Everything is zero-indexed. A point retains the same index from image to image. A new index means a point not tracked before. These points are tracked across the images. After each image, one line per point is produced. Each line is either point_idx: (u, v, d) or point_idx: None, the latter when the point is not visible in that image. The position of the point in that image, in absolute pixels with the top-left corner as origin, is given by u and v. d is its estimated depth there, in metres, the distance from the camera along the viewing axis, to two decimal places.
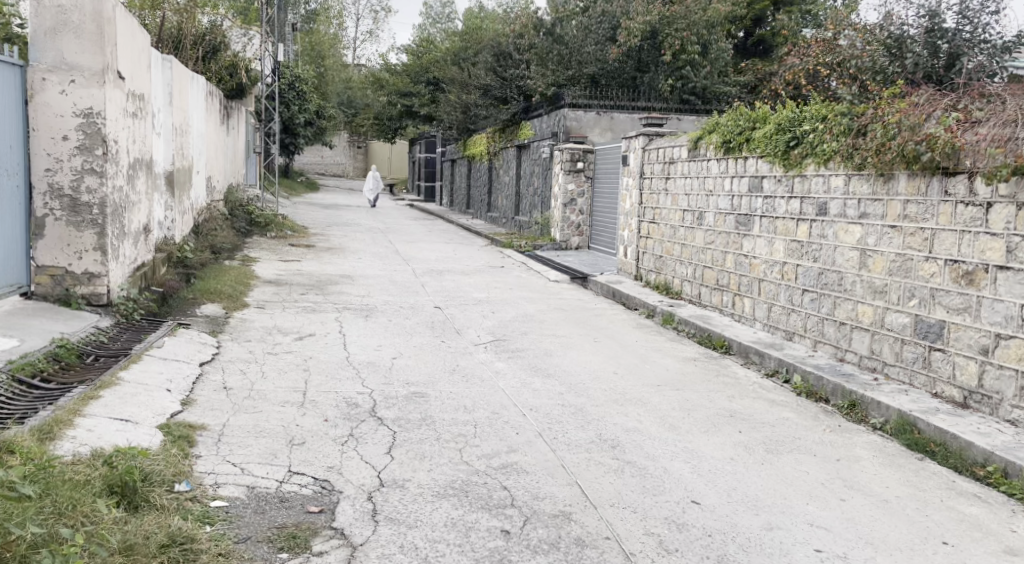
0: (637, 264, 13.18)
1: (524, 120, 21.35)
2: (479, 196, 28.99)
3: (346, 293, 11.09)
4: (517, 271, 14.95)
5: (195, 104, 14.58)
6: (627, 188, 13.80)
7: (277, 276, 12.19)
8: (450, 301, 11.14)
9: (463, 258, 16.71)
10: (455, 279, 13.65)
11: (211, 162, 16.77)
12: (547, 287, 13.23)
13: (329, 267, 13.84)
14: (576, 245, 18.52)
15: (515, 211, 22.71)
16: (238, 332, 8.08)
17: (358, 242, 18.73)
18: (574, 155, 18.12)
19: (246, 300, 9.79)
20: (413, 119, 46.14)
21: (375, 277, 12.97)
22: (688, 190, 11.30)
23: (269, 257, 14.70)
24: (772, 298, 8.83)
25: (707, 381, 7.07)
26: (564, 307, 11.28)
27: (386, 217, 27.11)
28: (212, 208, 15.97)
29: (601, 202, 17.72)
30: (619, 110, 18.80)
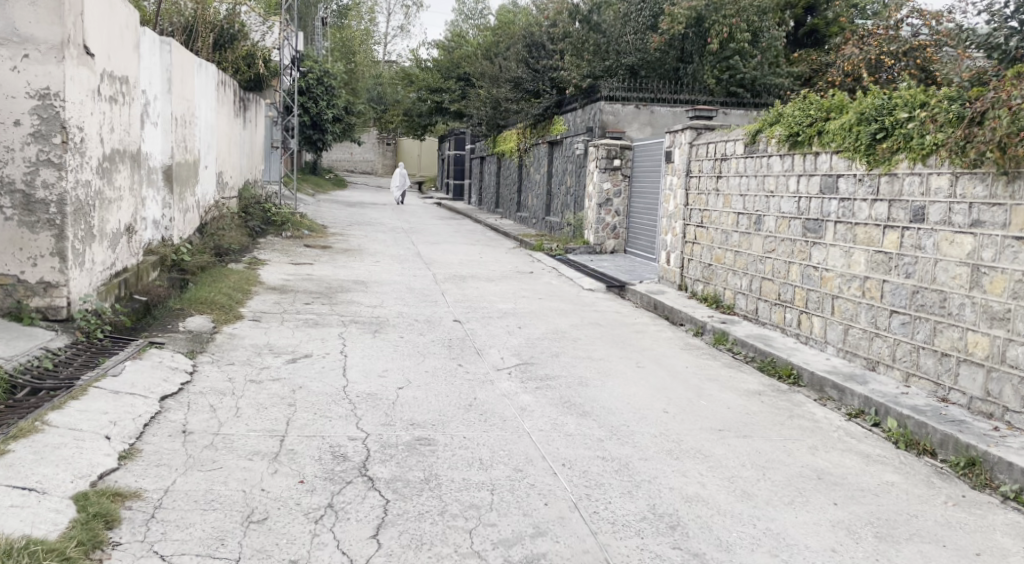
0: (680, 272, 11.95)
1: (558, 114, 20.16)
2: (508, 195, 27.78)
3: (357, 303, 9.94)
4: (547, 277, 13.71)
5: (205, 92, 13.46)
6: (670, 188, 12.52)
7: (284, 281, 11.08)
8: (472, 314, 9.92)
9: (490, 262, 15.50)
10: (478, 286, 12.45)
11: (224, 156, 15.68)
12: (580, 297, 11.98)
13: (343, 272, 12.70)
14: (611, 249, 17.28)
15: (547, 212, 21.46)
16: (224, 350, 6.93)
17: (378, 243, 17.57)
18: (611, 151, 16.82)
19: (241, 311, 8.62)
20: (442, 116, 45.05)
21: (392, 284, 11.79)
22: (744, 190, 10.09)
23: (279, 259, 13.56)
24: (849, 319, 7.67)
25: (779, 426, 5.80)
26: (600, 321, 10.02)
27: (411, 216, 25.94)
28: (222, 206, 14.90)
29: (639, 202, 16.45)
30: (659, 103, 17.46)
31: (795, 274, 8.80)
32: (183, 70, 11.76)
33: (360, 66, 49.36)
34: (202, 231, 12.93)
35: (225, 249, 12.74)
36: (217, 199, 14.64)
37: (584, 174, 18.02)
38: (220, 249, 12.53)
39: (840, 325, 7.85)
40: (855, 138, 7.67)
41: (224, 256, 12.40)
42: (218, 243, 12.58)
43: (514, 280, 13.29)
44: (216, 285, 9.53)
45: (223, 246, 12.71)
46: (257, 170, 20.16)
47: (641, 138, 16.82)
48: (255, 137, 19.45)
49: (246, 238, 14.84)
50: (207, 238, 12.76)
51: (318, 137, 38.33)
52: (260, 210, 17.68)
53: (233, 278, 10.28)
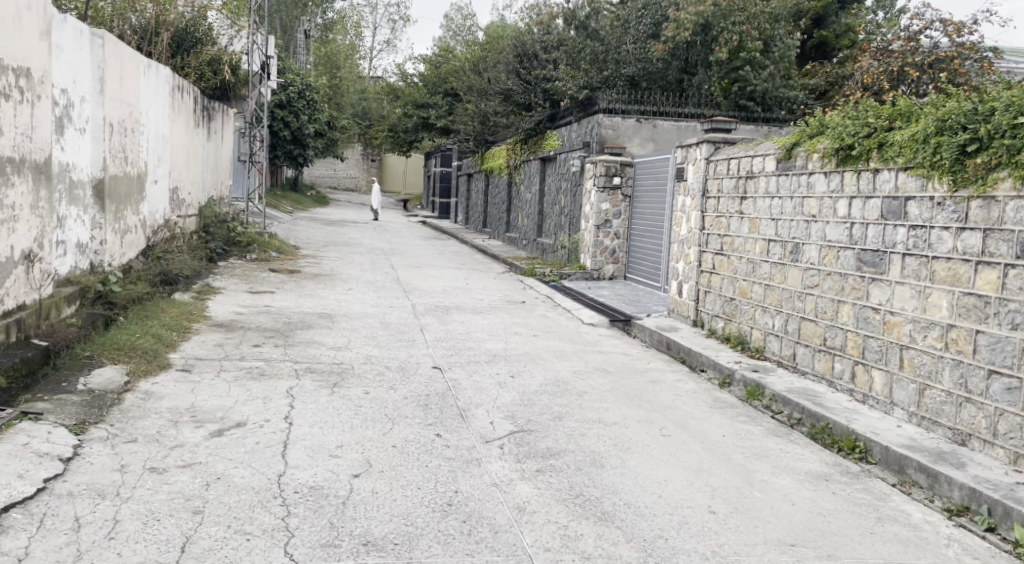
0: (694, 307, 10.43)
1: (552, 129, 18.80)
2: (497, 215, 26.29)
3: (319, 345, 8.36)
4: (541, 309, 12.17)
5: (154, 96, 11.86)
6: (682, 210, 11.01)
7: (235, 318, 9.52)
8: (456, 358, 8.34)
9: (477, 290, 13.93)
10: (464, 320, 10.90)
11: (179, 169, 14.10)
12: (581, 333, 10.42)
13: (310, 306, 11.13)
14: (610, 275, 15.76)
15: (538, 233, 20.03)
16: (132, 417, 5.31)
17: (354, 267, 15.97)
18: (610, 168, 15.45)
19: (170, 358, 7.01)
20: (429, 132, 43.61)
21: (364, 319, 10.22)
22: (776, 213, 8.62)
23: (238, 289, 11.97)
24: (926, 377, 6.28)
25: (855, 539, 4.41)
26: (608, 367, 8.48)
27: (393, 236, 24.37)
28: (173, 225, 13.33)
29: (641, 224, 15.02)
30: (662, 117, 15.95)
31: (845, 315, 7.37)
32: (124, 68, 10.16)
33: (344, 80, 47.85)
34: (141, 256, 11.24)
35: (172, 278, 11.05)
36: (167, 216, 13.04)
37: (581, 193, 16.49)
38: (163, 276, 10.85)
39: (913, 383, 6.42)
40: (927, 151, 6.38)
41: (165, 285, 10.67)
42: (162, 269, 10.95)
43: (505, 312, 11.73)
44: (149, 322, 7.94)
45: (168, 274, 11.03)
46: (223, 185, 18.56)
47: (641, 154, 15.40)
48: (221, 150, 17.87)
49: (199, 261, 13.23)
50: (150, 264, 11.08)
51: (298, 153, 36.71)
52: (218, 232, 15.98)
53: (172, 313, 8.67)
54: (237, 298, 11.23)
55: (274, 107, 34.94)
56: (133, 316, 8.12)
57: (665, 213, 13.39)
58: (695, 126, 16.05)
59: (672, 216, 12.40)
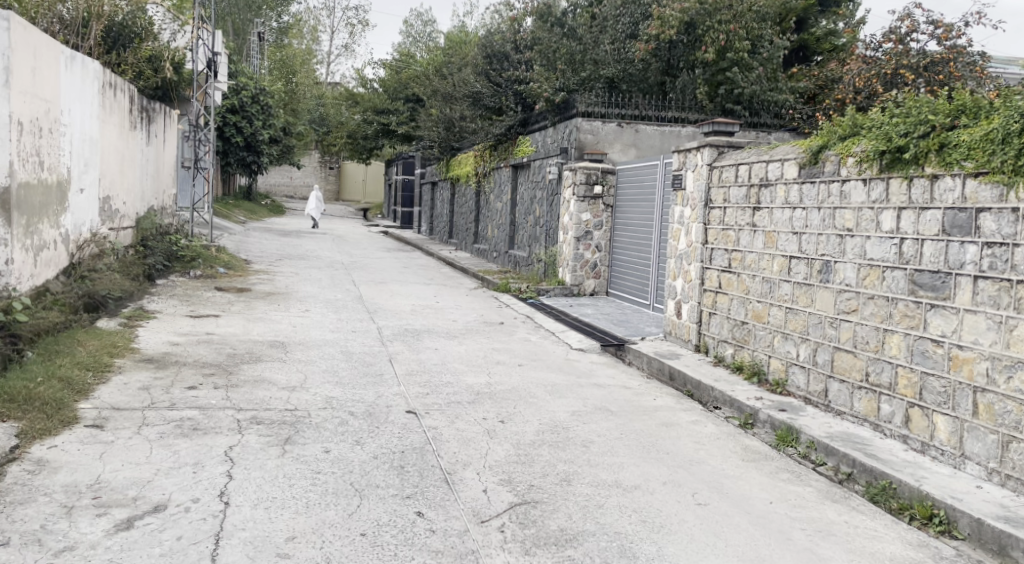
0: (697, 330, 9.21)
1: (523, 135, 18.04)
2: (463, 225, 25.08)
3: (268, 392, 7.10)
4: (522, 334, 11.03)
5: (75, 94, 11.26)
6: (680, 221, 9.83)
7: (168, 356, 8.27)
8: (431, 401, 7.12)
9: (449, 311, 12.77)
10: (437, 348, 9.73)
11: (110, 172, 13.42)
12: (572, 363, 9.28)
13: (260, 335, 9.89)
14: (591, 290, 14.84)
15: (511, 245, 19.21)
16: (12, 501, 4.39)
17: (313, 284, 14.70)
18: (590, 175, 14.45)
19: (75, 421, 5.83)
20: (390, 139, 42.19)
21: (321, 352, 8.96)
22: (797, 225, 7.26)
23: (176, 317, 10.66)
24: (1014, 428, 5.07)
25: None
26: (611, 404, 7.34)
27: (354, 248, 23.01)
28: (99, 234, 12.68)
29: (626, 235, 14.10)
30: (644, 122, 14.83)
31: (893, 347, 6.04)
32: (39, 58, 9.66)
33: (301, 85, 46.37)
34: (53, 280, 10.34)
35: (82, 310, 10.26)
36: (93, 225, 12.44)
37: (559, 203, 15.41)
38: (70, 306, 9.95)
39: (993, 435, 5.20)
40: (1009, 152, 5.19)
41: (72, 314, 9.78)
42: (75, 302, 10.06)
43: (482, 339, 10.58)
44: (50, 373, 6.71)
45: (79, 304, 10.17)
46: (166, 193, 17.71)
47: (623, 162, 14.36)
48: (163, 155, 17.01)
49: (126, 282, 12.30)
50: (63, 292, 10.16)
51: (253, 160, 35.18)
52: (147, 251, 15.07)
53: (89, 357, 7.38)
54: (162, 324, 10.14)
55: (226, 112, 33.41)
56: (43, 366, 6.89)
57: (653, 225, 12.33)
58: (679, 131, 14.96)
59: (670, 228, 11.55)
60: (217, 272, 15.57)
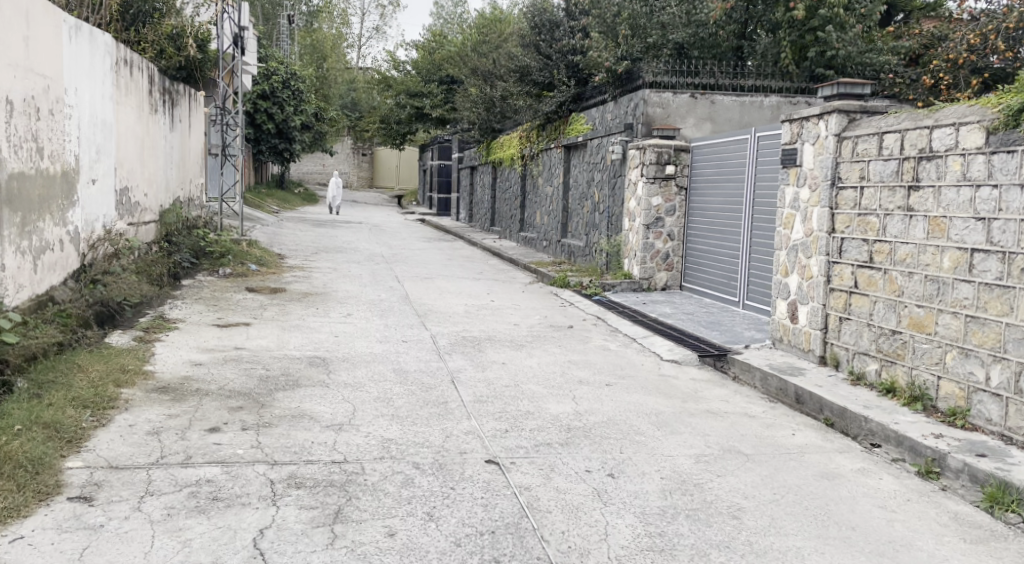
0: (822, 339, 7.60)
1: (577, 111, 16.56)
2: (507, 212, 23.56)
3: (310, 436, 5.64)
4: (598, 343, 9.47)
5: (84, 69, 9.94)
6: (793, 204, 8.17)
7: (186, 383, 6.84)
8: (512, 444, 5.62)
9: (507, 314, 11.25)
10: (505, 364, 8.21)
11: (129, 161, 12.09)
12: (669, 380, 7.71)
13: (297, 348, 8.44)
14: (663, 285, 13.25)
15: (563, 233, 17.72)
16: None
17: (354, 282, 13.25)
18: (661, 154, 12.83)
19: (54, 495, 4.38)
20: (423, 123, 40.76)
21: (369, 374, 7.50)
22: (985, 208, 5.70)
23: (201, 328, 9.25)
24: None
25: None
26: (741, 443, 5.78)
27: (393, 239, 21.57)
28: (117, 229, 11.37)
29: (706, 221, 12.49)
30: (721, 92, 13.16)
31: None
32: (32, 26, 8.33)
33: (332, 71, 45.04)
34: (60, 286, 8.96)
35: (93, 322, 8.89)
36: (109, 219, 11.13)
37: (624, 186, 13.84)
38: (79, 318, 8.58)
39: None
40: None
41: (81, 329, 8.42)
42: (84, 312, 8.70)
43: (555, 350, 9.04)
44: (34, 416, 5.26)
45: (89, 316, 8.77)
46: (193, 182, 16.38)
47: (699, 139, 12.77)
48: (188, 141, 15.65)
49: (146, 285, 10.95)
50: (70, 301, 8.77)
51: (285, 148, 33.89)
52: (171, 248, 13.76)
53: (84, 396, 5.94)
54: (185, 336, 8.76)
55: (256, 98, 32.08)
56: (27, 407, 5.45)
57: (747, 210, 10.76)
58: (760, 101, 13.20)
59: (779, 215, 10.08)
60: (249, 269, 14.18)
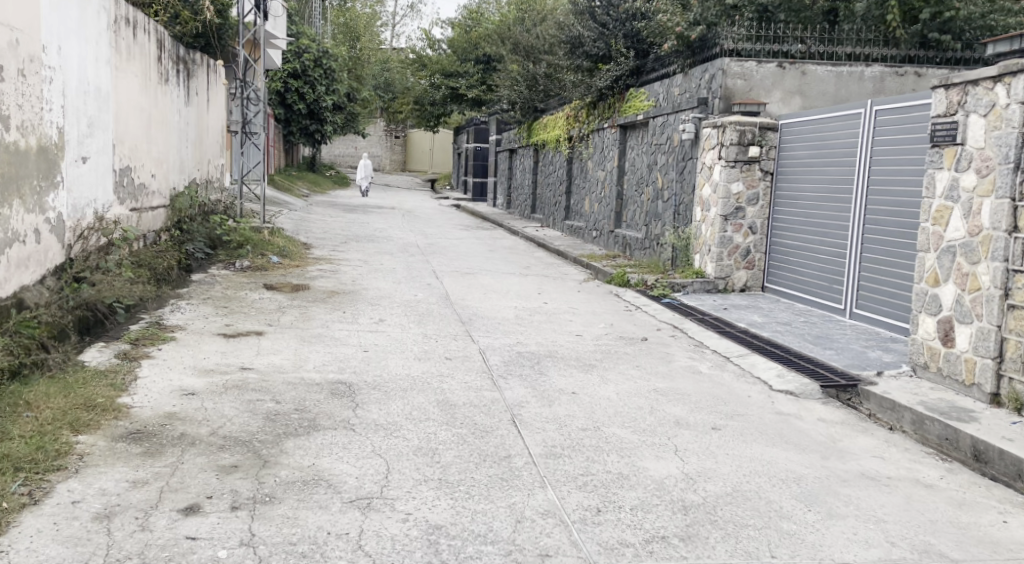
0: (995, 371, 5.89)
1: (638, 86, 14.83)
2: (550, 198, 21.84)
3: (331, 522, 4.00)
4: (684, 363, 7.72)
5: (71, 24, 8.34)
6: (950, 195, 6.42)
7: (168, 424, 5.21)
8: (613, 541, 3.96)
9: (567, 321, 9.52)
10: (576, 394, 6.52)
11: (133, 137, 10.47)
12: (791, 423, 5.98)
13: (316, 369, 6.79)
14: (742, 285, 11.49)
15: (617, 222, 15.96)
16: None
17: (387, 277, 11.60)
18: (744, 133, 11.02)
19: None
20: (459, 104, 39.03)
21: (404, 411, 5.83)
22: None
23: (202, 339, 7.62)
24: None
25: None
26: (938, 540, 4.09)
27: (428, 226, 19.94)
28: (117, 216, 9.76)
29: (797, 212, 10.71)
30: (814, 61, 11.29)
31: None
32: None
33: (365, 50, 43.42)
34: (34, 286, 7.37)
35: (72, 331, 7.29)
36: (107, 204, 9.51)
37: (696, 170, 12.06)
38: (50, 328, 6.79)
39: None
40: None
41: (52, 343, 6.61)
42: (60, 318, 6.91)
43: (633, 373, 7.31)
44: None
45: (67, 324, 7.17)
46: (212, 162, 14.80)
47: (789, 117, 11.02)
48: (206, 117, 14.06)
49: (145, 282, 9.34)
50: (43, 306, 7.17)
51: (316, 129, 32.37)
52: (184, 237, 12.23)
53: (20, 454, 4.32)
54: (181, 349, 7.15)
55: (286, 76, 30.51)
56: None
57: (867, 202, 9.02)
58: (860, 72, 11.27)
59: (908, 207, 8.31)
60: (269, 260, 12.57)
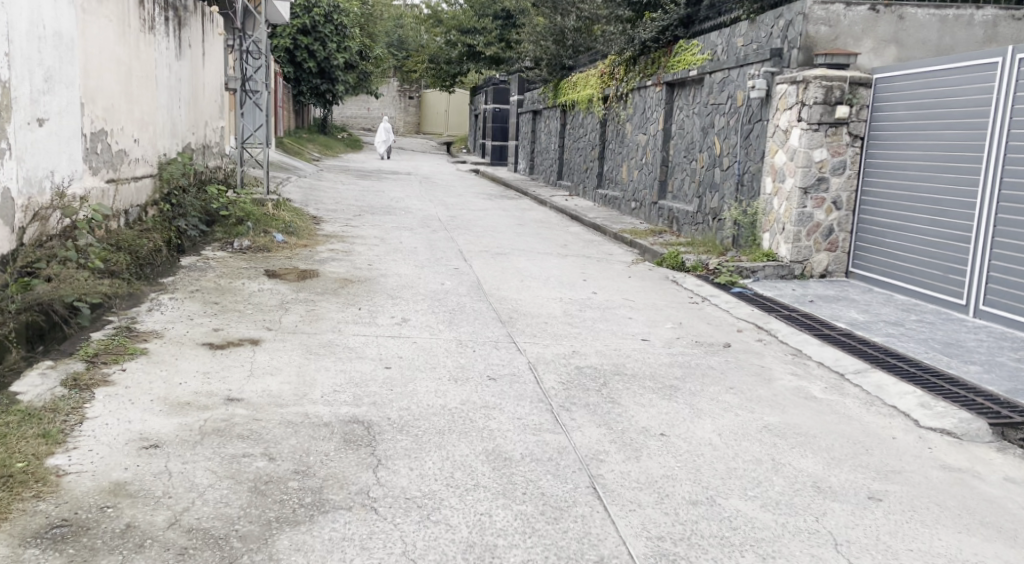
0: None
1: (691, 36, 13.05)
2: (579, 163, 20.15)
3: None
4: (788, 383, 6.12)
5: None
6: None
7: (110, 507, 3.67)
8: None
9: (626, 319, 7.90)
10: (667, 438, 4.92)
11: (110, 93, 8.79)
12: (969, 486, 4.42)
13: (325, 399, 5.21)
14: (822, 271, 9.86)
15: (661, 193, 14.27)
16: None
17: (409, 260, 10.02)
18: (830, 91, 9.29)
19: None
20: (476, 62, 37.07)
21: (446, 472, 4.26)
22: None
23: (181, 350, 6.04)
24: None
25: None
26: None
27: (448, 195, 18.30)
28: (89, 190, 8.14)
29: (896, 186, 9.07)
30: (914, 3, 9.49)
31: None
32: None
33: (377, 6, 41.37)
34: None
35: (19, 342, 5.72)
36: (75, 176, 7.89)
37: (766, 135, 10.34)
38: None
39: None
40: None
41: None
42: None
43: (729, 399, 5.71)
44: None
45: (10, 333, 5.60)
46: (209, 125, 13.13)
47: (886, 70, 9.28)
48: (200, 73, 12.35)
49: (120, 271, 7.73)
50: None
51: (327, 89, 30.62)
52: (175, 212, 10.51)
53: None
54: (150, 367, 5.57)
55: (296, 33, 28.69)
56: None
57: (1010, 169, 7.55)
58: (970, 16, 9.49)
59: None
60: (273, 238, 10.98)
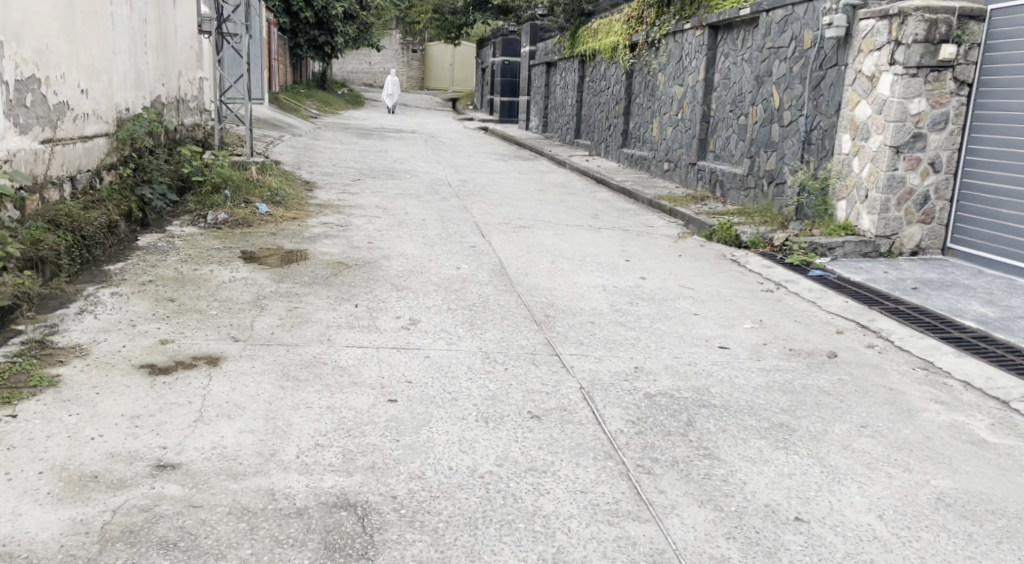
0: None
1: None
2: (600, 119, 18.36)
3: None
4: (938, 418, 4.48)
5: None
6: None
7: None
8: None
9: (692, 317, 6.23)
10: (808, 530, 3.30)
11: (43, 31, 7.06)
12: None
13: (301, 464, 3.57)
14: (913, 247, 8.18)
15: (700, 152, 12.50)
16: None
17: (416, 236, 8.35)
18: (933, 25, 7.56)
19: None
20: (484, 12, 35.06)
21: None
22: None
23: (105, 376, 4.38)
24: None
25: None
26: None
27: (457, 155, 16.56)
28: (12, 153, 6.46)
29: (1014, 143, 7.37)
30: None
31: None
32: None
33: None
34: None
35: None
36: None
37: (843, 82, 8.60)
38: None
39: None
40: None
41: None
42: None
43: (869, 448, 4.07)
44: None
45: None
46: (183, 75, 11.36)
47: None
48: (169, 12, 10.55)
49: (52, 259, 6.08)
50: None
51: (325, 40, 28.70)
52: (137, 177, 8.89)
53: None
54: (54, 409, 3.92)
55: None
56: None
57: None
58: None
59: None
60: (255, 209, 9.30)
